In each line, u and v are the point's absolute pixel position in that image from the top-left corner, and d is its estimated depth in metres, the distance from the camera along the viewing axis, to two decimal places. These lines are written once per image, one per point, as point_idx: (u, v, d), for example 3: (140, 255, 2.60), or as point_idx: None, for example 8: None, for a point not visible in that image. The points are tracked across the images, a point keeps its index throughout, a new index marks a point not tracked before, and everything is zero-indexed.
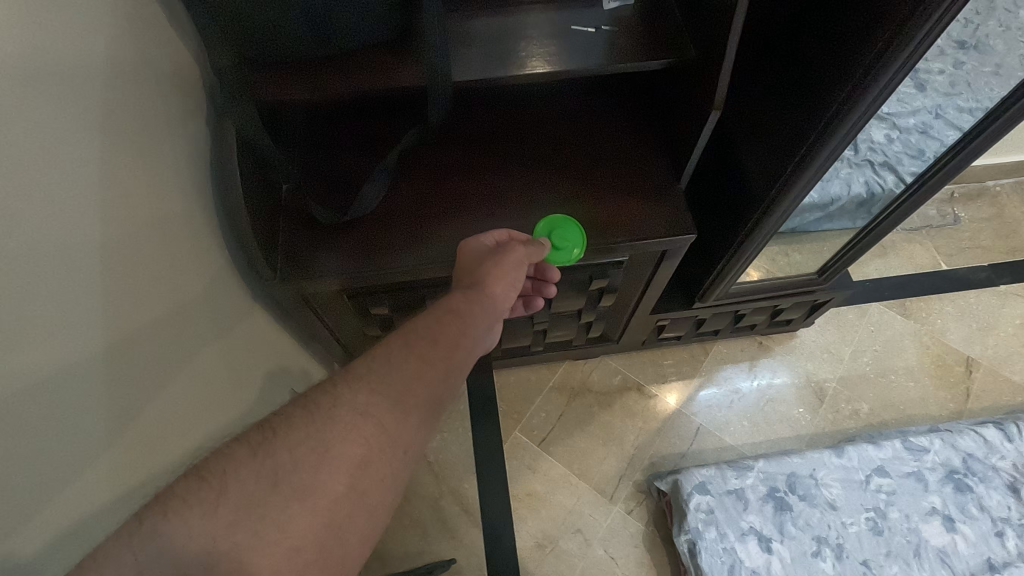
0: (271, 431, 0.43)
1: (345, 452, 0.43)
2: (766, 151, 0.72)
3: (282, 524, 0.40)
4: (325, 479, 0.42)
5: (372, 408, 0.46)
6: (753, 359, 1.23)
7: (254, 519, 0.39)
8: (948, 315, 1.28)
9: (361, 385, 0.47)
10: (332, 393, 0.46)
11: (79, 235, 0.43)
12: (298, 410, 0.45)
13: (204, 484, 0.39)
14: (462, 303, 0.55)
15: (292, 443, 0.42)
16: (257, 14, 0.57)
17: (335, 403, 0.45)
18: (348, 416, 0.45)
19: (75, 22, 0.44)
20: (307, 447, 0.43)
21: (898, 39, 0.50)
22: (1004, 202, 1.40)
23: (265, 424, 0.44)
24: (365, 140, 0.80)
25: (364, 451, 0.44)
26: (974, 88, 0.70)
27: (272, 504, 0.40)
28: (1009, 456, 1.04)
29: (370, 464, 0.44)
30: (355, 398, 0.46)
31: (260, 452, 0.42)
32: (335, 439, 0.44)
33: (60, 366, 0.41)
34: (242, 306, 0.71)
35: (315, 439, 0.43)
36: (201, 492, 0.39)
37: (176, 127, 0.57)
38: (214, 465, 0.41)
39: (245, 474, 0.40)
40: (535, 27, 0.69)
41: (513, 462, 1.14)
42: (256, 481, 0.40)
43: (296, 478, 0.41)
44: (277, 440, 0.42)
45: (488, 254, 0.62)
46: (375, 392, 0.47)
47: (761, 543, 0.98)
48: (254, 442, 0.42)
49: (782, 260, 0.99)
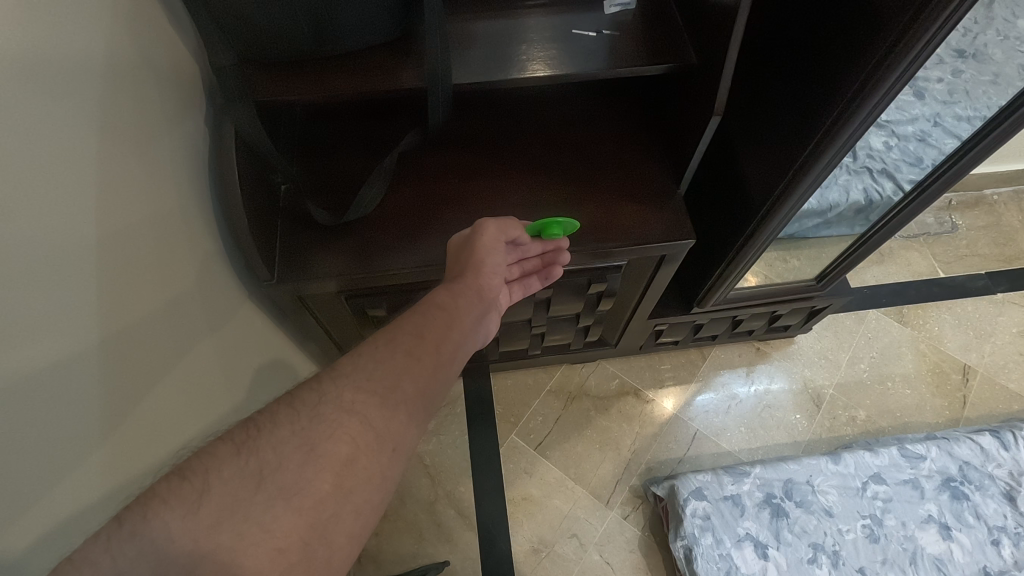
0: (255, 430, 0.43)
1: (331, 450, 0.43)
2: (765, 156, 0.73)
3: (267, 523, 0.39)
4: (311, 477, 0.42)
5: (358, 404, 0.46)
6: (751, 365, 1.23)
7: (238, 519, 0.38)
8: (945, 322, 1.28)
9: (346, 382, 0.47)
10: (318, 389, 0.46)
11: (75, 232, 0.43)
12: (282, 408, 0.45)
13: (186, 483, 0.38)
14: (447, 297, 0.58)
15: (277, 442, 0.42)
16: (256, 14, 0.57)
17: (322, 400, 0.46)
18: (334, 413, 0.45)
19: (73, 16, 0.44)
20: (292, 445, 0.42)
21: (900, 43, 0.50)
22: (1003, 210, 1.41)
23: (250, 422, 0.44)
24: (363, 140, 0.80)
25: (351, 448, 0.44)
26: (972, 96, 0.70)
27: (256, 503, 0.39)
28: (1006, 464, 1.04)
29: (357, 462, 0.44)
30: (341, 395, 0.46)
31: (244, 449, 0.41)
32: (321, 437, 0.43)
33: (53, 361, 0.40)
34: (235, 305, 0.70)
35: (301, 436, 0.43)
36: (183, 491, 0.38)
37: (174, 123, 0.57)
38: (196, 464, 0.40)
39: (229, 473, 0.40)
40: (535, 31, 0.69)
41: (509, 466, 1.13)
42: (240, 479, 0.40)
43: (281, 476, 0.41)
44: (261, 438, 0.42)
45: (464, 243, 0.64)
46: (361, 389, 0.47)
47: (757, 549, 0.98)
48: (238, 439, 0.42)
49: (780, 265, 0.99)
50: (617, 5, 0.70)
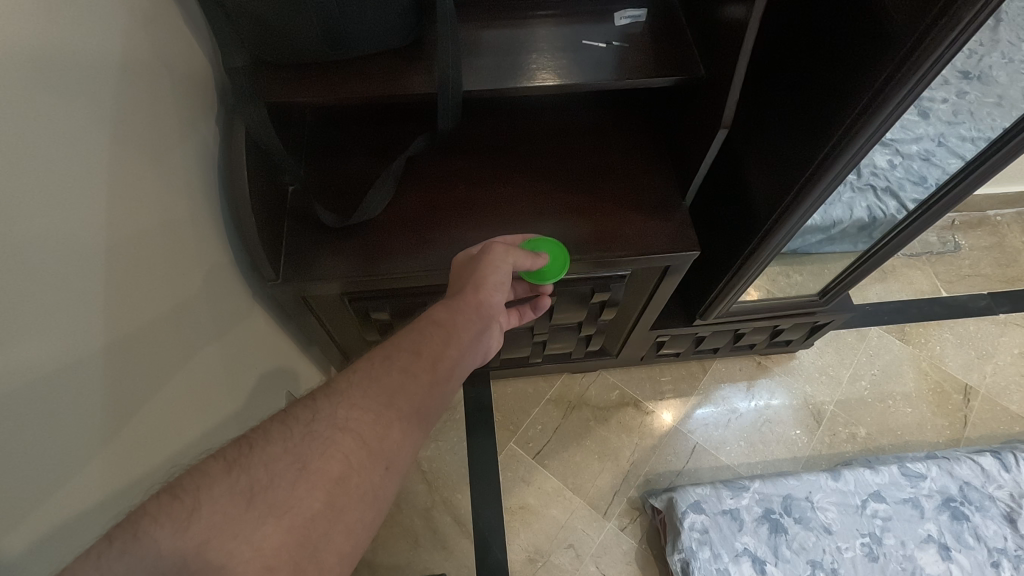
0: (247, 447, 0.43)
1: (323, 468, 0.43)
2: (772, 171, 0.72)
3: (256, 541, 0.39)
4: (302, 494, 0.42)
5: (352, 421, 0.46)
6: (752, 379, 1.23)
7: (227, 537, 0.38)
8: (946, 342, 1.28)
9: (341, 399, 0.47)
10: (312, 406, 0.47)
11: (86, 234, 0.43)
12: (275, 423, 0.45)
13: (177, 500, 0.38)
14: (444, 313, 0.56)
15: (268, 459, 0.42)
16: (272, 17, 0.57)
17: (315, 417, 0.46)
18: (327, 430, 0.45)
19: (93, 26, 0.45)
20: (284, 462, 0.42)
21: (907, 62, 0.50)
22: (1005, 232, 1.41)
23: (242, 438, 0.44)
24: (373, 142, 0.81)
25: (343, 466, 0.44)
26: (977, 118, 0.71)
27: (246, 521, 0.39)
28: (1006, 486, 1.03)
29: (349, 480, 0.44)
30: (335, 413, 0.46)
31: (236, 467, 0.41)
32: (313, 454, 0.44)
33: (58, 364, 0.40)
34: (241, 307, 0.70)
35: (294, 453, 0.43)
36: (174, 509, 0.38)
37: (188, 129, 0.58)
38: (187, 481, 0.40)
39: (219, 490, 0.40)
40: (545, 40, 0.70)
41: (508, 474, 1.13)
42: (230, 497, 0.40)
43: (271, 494, 0.41)
44: (253, 455, 0.42)
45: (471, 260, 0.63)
46: (356, 406, 0.47)
47: (755, 565, 0.97)
48: (230, 457, 0.42)
49: (783, 280, 0.99)
50: (628, 18, 0.71)
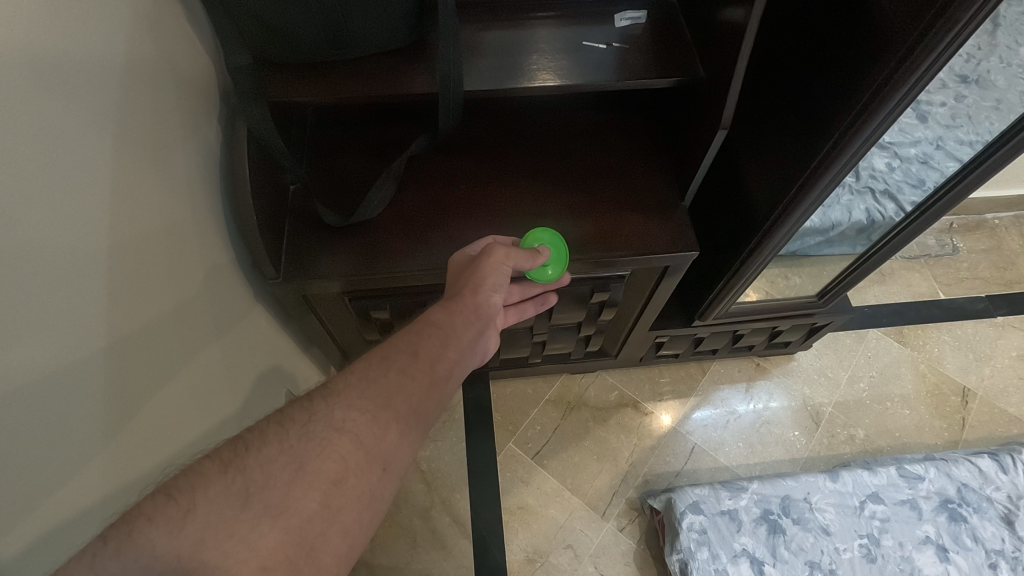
0: (244, 448, 0.43)
1: (319, 468, 0.43)
2: (770, 174, 0.73)
3: (253, 542, 0.39)
4: (299, 495, 0.42)
5: (349, 422, 0.47)
6: (750, 380, 1.23)
7: (222, 537, 0.38)
8: (945, 344, 1.28)
9: (339, 401, 0.48)
10: (309, 407, 0.47)
11: (89, 233, 0.44)
12: (272, 425, 0.45)
13: (172, 501, 0.38)
14: (442, 314, 0.57)
15: (264, 460, 0.42)
16: (274, 17, 0.58)
17: (312, 418, 0.46)
18: (323, 431, 0.45)
19: (97, 29, 0.45)
20: (280, 463, 0.43)
21: (903, 66, 0.51)
22: (1003, 235, 1.42)
23: (238, 439, 0.44)
24: (374, 142, 0.81)
25: (340, 467, 0.44)
26: (975, 122, 0.71)
27: (242, 522, 0.39)
28: (1004, 487, 1.03)
29: (345, 481, 0.44)
30: (332, 414, 0.47)
31: (232, 468, 0.41)
32: (310, 456, 0.44)
33: (61, 363, 0.40)
34: (242, 307, 0.71)
35: (290, 455, 0.43)
36: (169, 509, 0.38)
37: (190, 130, 0.58)
38: (183, 481, 0.40)
39: (215, 492, 0.40)
40: (546, 42, 0.70)
41: (507, 475, 1.13)
42: (226, 498, 0.40)
43: (267, 494, 0.41)
44: (249, 456, 0.42)
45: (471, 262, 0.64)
46: (352, 407, 0.47)
47: (753, 565, 0.97)
48: (226, 457, 0.42)
49: (782, 282, 1.00)
50: (627, 19, 0.71)
